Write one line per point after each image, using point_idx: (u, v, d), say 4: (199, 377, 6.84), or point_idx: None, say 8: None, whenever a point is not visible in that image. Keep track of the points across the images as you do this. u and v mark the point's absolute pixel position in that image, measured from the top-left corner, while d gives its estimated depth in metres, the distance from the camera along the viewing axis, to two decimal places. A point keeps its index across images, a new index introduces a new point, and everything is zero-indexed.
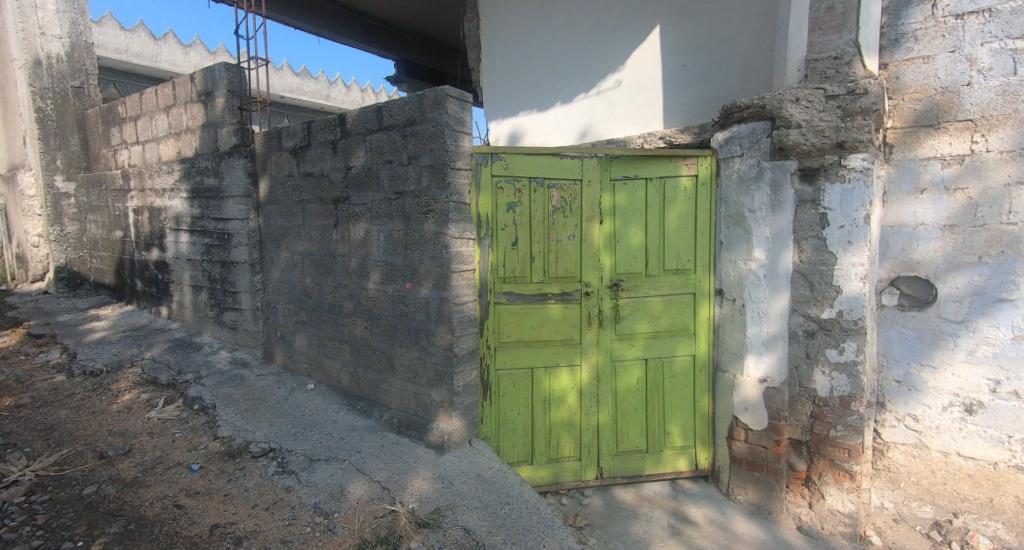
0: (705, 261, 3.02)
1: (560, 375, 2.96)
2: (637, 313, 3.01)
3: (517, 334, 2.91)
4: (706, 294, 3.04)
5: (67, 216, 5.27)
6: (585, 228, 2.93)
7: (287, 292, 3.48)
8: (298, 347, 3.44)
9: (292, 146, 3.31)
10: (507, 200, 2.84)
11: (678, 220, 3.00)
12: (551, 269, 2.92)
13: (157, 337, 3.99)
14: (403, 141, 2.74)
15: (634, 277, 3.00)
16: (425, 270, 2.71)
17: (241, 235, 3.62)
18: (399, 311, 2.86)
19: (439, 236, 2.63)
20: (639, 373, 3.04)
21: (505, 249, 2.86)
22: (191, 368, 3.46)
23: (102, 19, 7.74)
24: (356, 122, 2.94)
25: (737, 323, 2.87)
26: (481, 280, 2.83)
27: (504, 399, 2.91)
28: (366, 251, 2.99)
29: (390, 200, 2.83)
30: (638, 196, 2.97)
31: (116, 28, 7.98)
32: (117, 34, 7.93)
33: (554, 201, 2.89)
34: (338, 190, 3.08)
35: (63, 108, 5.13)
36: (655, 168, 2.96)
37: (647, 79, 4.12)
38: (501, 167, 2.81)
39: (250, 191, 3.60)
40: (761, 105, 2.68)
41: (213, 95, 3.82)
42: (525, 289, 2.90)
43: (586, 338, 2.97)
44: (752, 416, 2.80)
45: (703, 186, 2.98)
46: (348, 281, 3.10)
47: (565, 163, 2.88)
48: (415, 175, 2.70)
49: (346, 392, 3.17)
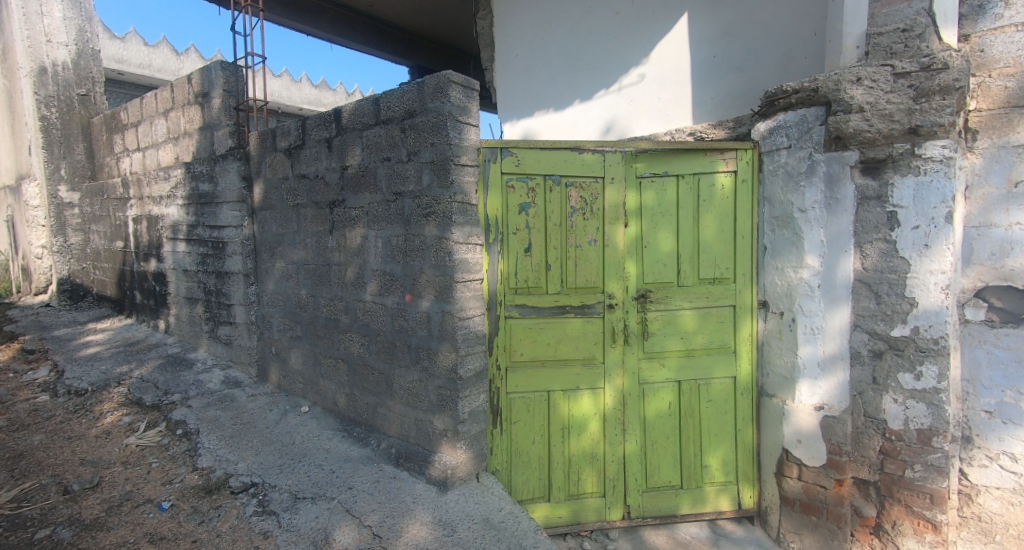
0: (747, 269, 2.64)
1: (581, 399, 2.60)
2: (668, 329, 2.64)
3: (531, 353, 2.57)
4: (748, 308, 2.65)
5: (71, 226, 5.12)
6: (608, 231, 2.59)
7: (282, 305, 3.20)
8: (293, 366, 3.15)
9: (286, 146, 3.05)
10: (519, 201, 2.51)
11: (714, 224, 2.63)
12: (569, 278, 2.57)
13: (149, 353, 3.75)
14: (402, 136, 2.44)
15: (663, 287, 2.64)
16: (426, 280, 2.41)
17: (236, 244, 3.37)
18: (399, 326, 2.55)
19: (441, 241, 2.33)
20: (671, 397, 2.66)
21: (518, 256, 2.53)
22: (180, 388, 3.20)
23: (126, 36, 7.77)
24: (352, 118, 2.66)
25: (786, 340, 2.49)
26: (490, 291, 2.51)
27: (517, 426, 2.56)
28: (363, 259, 2.70)
29: (388, 201, 2.54)
30: (668, 195, 2.62)
31: (140, 44, 8.01)
32: (140, 49, 7.95)
33: (573, 201, 2.56)
34: (333, 193, 2.81)
35: (68, 117, 4.99)
36: (687, 164, 2.61)
37: (674, 71, 3.77)
38: (512, 163, 2.49)
39: (244, 196, 3.34)
40: (812, 89, 2.32)
41: (209, 96, 3.61)
42: (540, 301, 2.56)
43: (610, 357, 2.62)
44: (806, 450, 2.42)
45: (743, 183, 2.61)
46: (344, 293, 2.81)
47: (584, 159, 2.56)
48: (415, 173, 2.41)
49: (343, 416, 2.86)
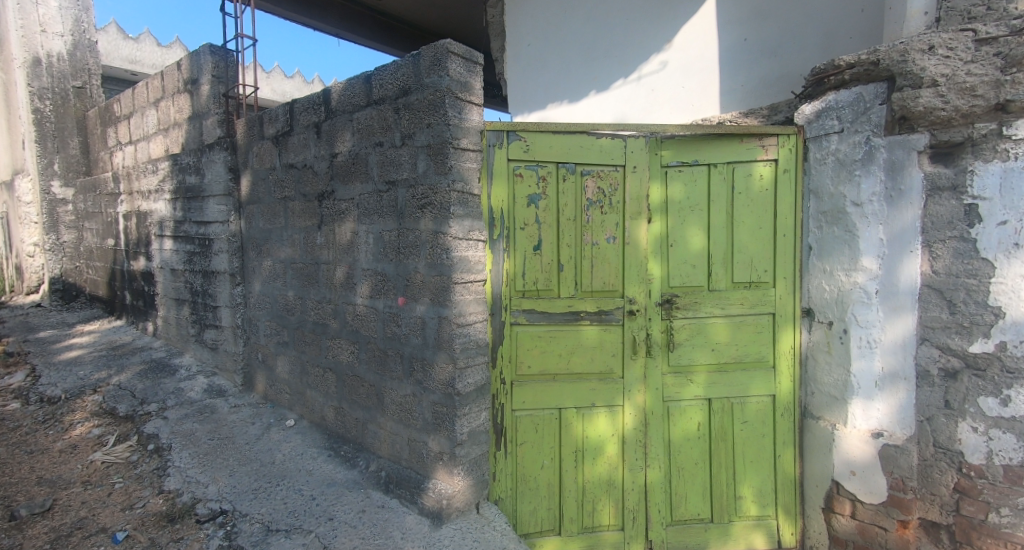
0: (789, 272, 2.30)
1: (597, 418, 2.29)
2: (696, 340, 2.32)
3: (540, 365, 2.25)
4: (790, 317, 2.31)
5: (63, 224, 4.91)
6: (629, 227, 2.28)
7: (268, 308, 2.93)
8: (280, 374, 2.88)
9: (273, 134, 2.78)
10: (528, 192, 2.21)
11: (751, 220, 2.30)
12: (584, 280, 2.27)
13: (131, 358, 3.51)
14: (395, 117, 2.17)
15: (691, 292, 2.32)
16: (422, 280, 2.12)
17: (222, 241, 3.12)
18: (391, 332, 2.27)
19: (437, 236, 2.05)
20: (700, 417, 2.33)
21: (525, 254, 2.23)
22: (157, 397, 2.93)
23: (141, 37, 7.72)
24: (342, 99, 2.39)
25: (836, 354, 2.16)
26: (494, 295, 2.21)
27: (524, 448, 2.25)
28: (353, 257, 2.42)
29: (381, 192, 2.27)
30: (697, 187, 2.31)
31: (154, 45, 7.95)
32: (154, 50, 7.90)
33: (589, 193, 2.25)
34: (322, 183, 2.54)
35: (62, 110, 4.80)
36: (720, 153, 2.29)
37: (700, 58, 3.44)
38: (520, 149, 2.20)
39: (230, 188, 3.08)
40: (872, 62, 2.00)
41: (199, 83, 3.38)
42: (551, 307, 2.25)
43: (630, 370, 2.31)
44: (862, 483, 2.09)
45: (785, 174, 2.28)
46: (333, 295, 2.53)
47: (603, 145, 2.25)
48: (409, 159, 2.14)
49: (331, 432, 2.56)
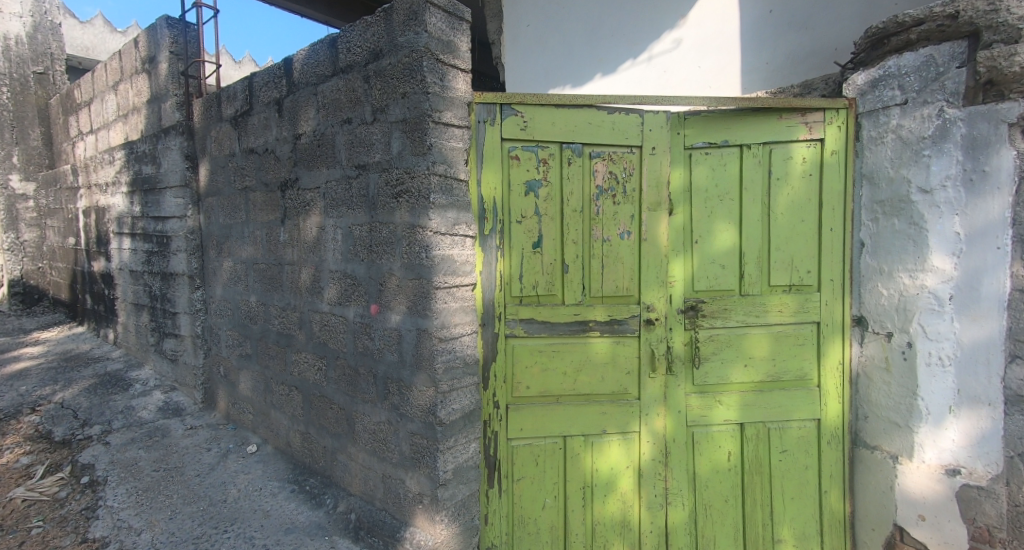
0: (837, 273, 1.93)
1: (609, 448, 1.93)
2: (726, 354, 1.96)
3: (541, 385, 1.89)
4: (838, 327, 1.94)
5: (23, 222, 4.53)
6: (646, 221, 1.92)
7: (229, 316, 2.56)
8: (242, 392, 2.51)
9: (232, 114, 2.41)
10: (526, 177, 1.85)
11: (792, 211, 1.93)
12: (593, 283, 1.91)
13: (83, 371, 3.13)
14: (365, 87, 1.81)
15: (720, 298, 1.96)
16: (397, 284, 1.76)
17: (180, 238, 2.75)
18: (362, 347, 1.90)
19: (414, 231, 1.69)
20: (731, 445, 1.97)
21: (523, 253, 1.86)
22: (102, 418, 2.56)
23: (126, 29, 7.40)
24: (305, 69, 2.03)
25: (897, 373, 1.79)
26: (487, 302, 1.85)
27: (522, 485, 1.88)
28: (319, 257, 2.06)
29: (349, 179, 1.90)
30: (727, 172, 1.94)
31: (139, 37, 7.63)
32: None
33: (599, 179, 1.89)
34: (285, 170, 2.18)
35: (21, 97, 4.43)
36: (754, 132, 1.92)
37: (717, 33, 3.05)
38: (517, 125, 1.83)
39: (188, 178, 2.70)
40: (950, 15, 1.65)
41: (156, 62, 3.01)
42: (554, 316, 1.89)
43: (647, 390, 1.95)
44: (933, 531, 1.72)
45: (834, 156, 1.91)
46: (298, 301, 2.16)
47: (615, 122, 1.89)
48: (382, 138, 1.77)
49: (297, 462, 2.19)
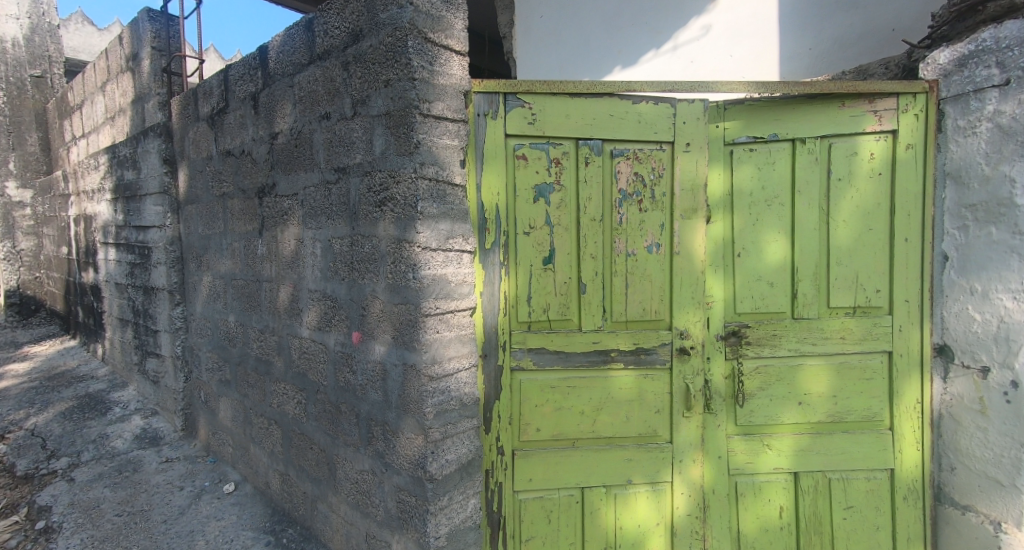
0: (914, 292, 1.59)
1: (635, 501, 1.62)
2: (776, 389, 1.64)
3: (554, 427, 1.59)
4: (916, 357, 1.60)
5: (21, 230, 4.40)
6: (679, 231, 1.61)
7: (209, 336, 2.31)
8: (222, 421, 2.26)
9: (208, 113, 2.17)
10: (535, 181, 1.56)
11: (857, 218, 1.60)
12: (616, 305, 1.61)
13: (63, 391, 2.92)
14: (344, 75, 1.53)
15: (769, 322, 1.63)
16: (381, 309, 1.48)
17: (160, 250, 2.51)
18: (344, 381, 1.62)
19: (400, 246, 1.40)
20: (783, 499, 1.64)
21: (532, 270, 1.57)
22: (72, 449, 2.33)
23: None
24: (281, 58, 1.77)
25: (1000, 418, 1.44)
26: (489, 329, 1.55)
27: (532, 546, 1.58)
28: (298, 274, 1.79)
29: (328, 183, 1.63)
30: (777, 171, 1.62)
31: None
32: None
33: (622, 182, 1.59)
34: (262, 174, 1.92)
35: (19, 101, 4.29)
36: (810, 123, 1.59)
37: (754, 15, 2.64)
38: (524, 118, 1.54)
39: (166, 184, 2.46)
40: None
41: (139, 59, 2.79)
42: (570, 345, 1.59)
43: (681, 433, 1.63)
44: None
45: (910, 150, 1.57)
46: (276, 324, 1.90)
47: (641, 113, 1.58)
48: (362, 135, 1.50)
49: (276, 507, 1.93)
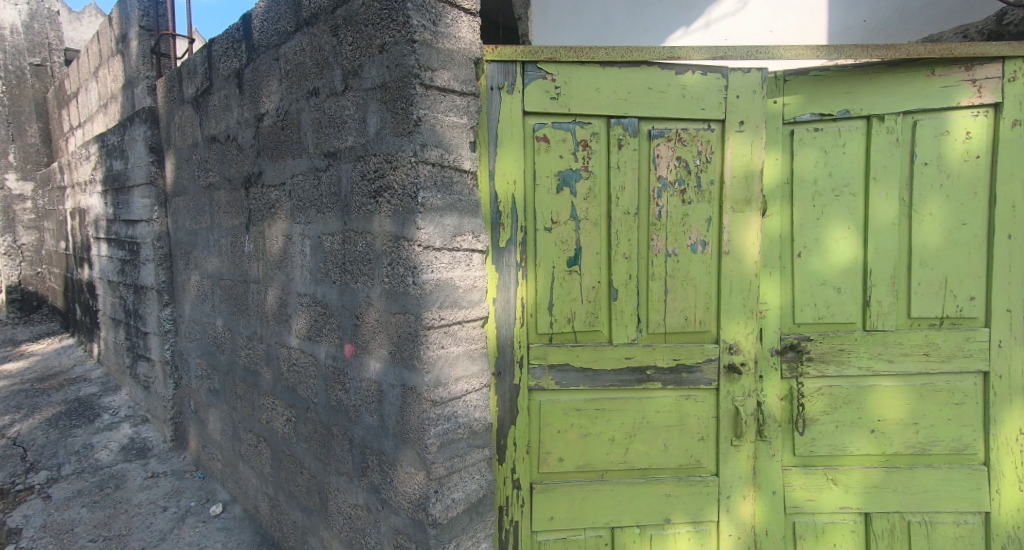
0: (1017, 301, 1.33)
1: (675, 544, 1.38)
2: (844, 414, 1.38)
3: (579, 457, 1.36)
4: (1017, 379, 1.33)
5: (22, 224, 4.29)
6: (731, 226, 1.35)
7: (198, 340, 2.12)
8: (211, 434, 2.06)
9: (193, 94, 1.96)
10: (559, 167, 1.32)
11: (947, 211, 1.33)
12: (653, 314, 1.37)
13: (53, 396, 2.77)
14: (333, 42, 1.30)
15: (835, 335, 1.37)
16: (376, 319, 1.25)
17: (148, 246, 2.32)
18: (335, 400, 1.40)
19: (397, 245, 1.17)
20: (850, 544, 1.39)
21: (555, 273, 1.33)
22: (53, 462, 2.17)
23: None
24: (266, 28, 1.55)
25: None
26: (503, 342, 1.32)
27: None
28: (286, 275, 1.57)
29: (318, 171, 1.41)
30: (849, 155, 1.35)
31: None
32: None
33: (662, 168, 1.34)
34: (248, 161, 1.70)
35: (18, 91, 4.15)
36: (890, 96, 1.32)
37: None
38: (546, 92, 1.30)
39: (153, 174, 2.26)
40: None
41: (128, 40, 2.59)
42: (598, 361, 1.35)
43: (729, 465, 1.38)
44: None
45: (1015, 129, 1.30)
46: (264, 331, 1.69)
47: (686, 85, 1.32)
48: (354, 112, 1.26)
49: (265, 534, 1.73)
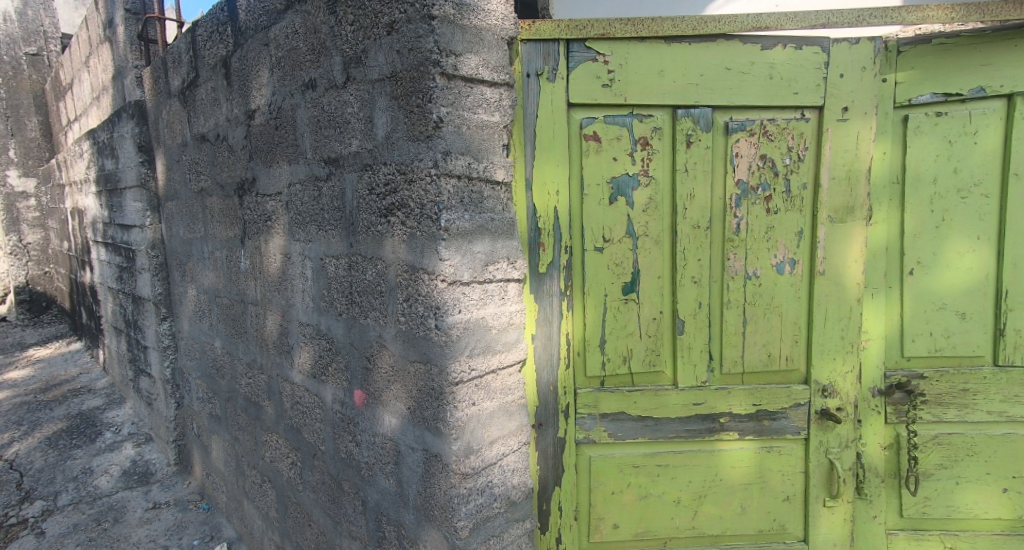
0: None
1: None
2: (965, 470, 1.12)
3: (638, 521, 1.13)
4: None
5: (26, 222, 4.15)
6: (829, 240, 1.08)
7: (197, 360, 1.92)
8: (215, 462, 1.88)
9: (179, 87, 1.73)
10: (614, 172, 1.06)
11: None
12: (728, 349, 1.11)
13: (54, 410, 2.62)
14: (330, 20, 1.05)
15: (957, 373, 1.10)
16: (390, 366, 1.02)
17: (143, 254, 2.12)
18: (345, 452, 1.19)
19: (414, 278, 0.93)
20: None
21: (608, 302, 1.09)
22: (48, 490, 2.03)
23: None
24: (253, 6, 1.30)
25: None
26: (545, 389, 1.08)
27: None
28: (286, 299, 1.35)
29: (317, 179, 1.17)
30: (982, 148, 1.07)
31: None
32: None
33: (742, 169, 1.07)
34: (240, 165, 1.47)
35: (15, 83, 3.99)
36: None
37: None
38: (597, 77, 1.03)
39: (143, 175, 2.05)
40: None
41: (114, 26, 2.36)
42: (660, 408, 1.11)
43: (820, 531, 1.14)
44: None
45: None
46: (265, 360, 1.48)
47: (774, 63, 1.04)
48: (358, 108, 1.01)
49: None
